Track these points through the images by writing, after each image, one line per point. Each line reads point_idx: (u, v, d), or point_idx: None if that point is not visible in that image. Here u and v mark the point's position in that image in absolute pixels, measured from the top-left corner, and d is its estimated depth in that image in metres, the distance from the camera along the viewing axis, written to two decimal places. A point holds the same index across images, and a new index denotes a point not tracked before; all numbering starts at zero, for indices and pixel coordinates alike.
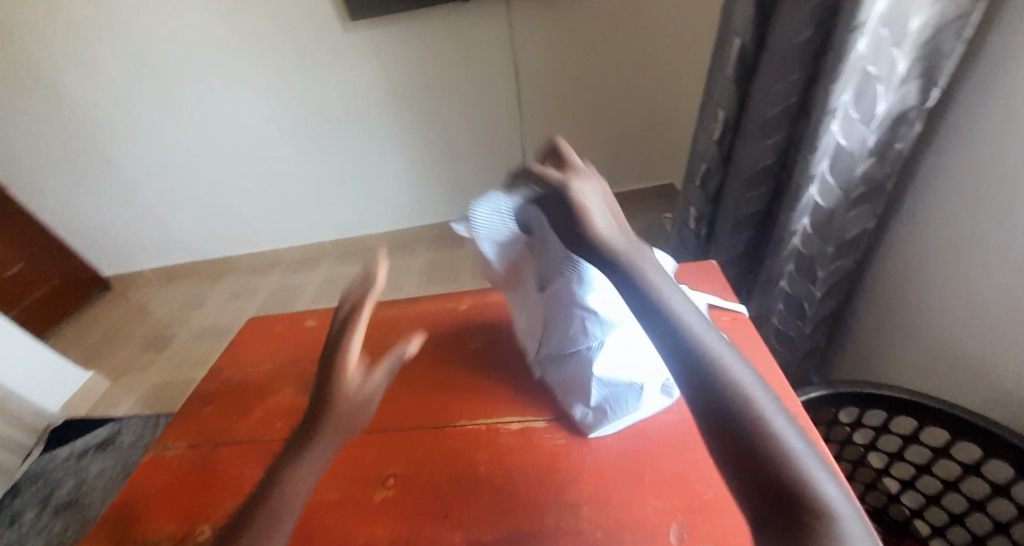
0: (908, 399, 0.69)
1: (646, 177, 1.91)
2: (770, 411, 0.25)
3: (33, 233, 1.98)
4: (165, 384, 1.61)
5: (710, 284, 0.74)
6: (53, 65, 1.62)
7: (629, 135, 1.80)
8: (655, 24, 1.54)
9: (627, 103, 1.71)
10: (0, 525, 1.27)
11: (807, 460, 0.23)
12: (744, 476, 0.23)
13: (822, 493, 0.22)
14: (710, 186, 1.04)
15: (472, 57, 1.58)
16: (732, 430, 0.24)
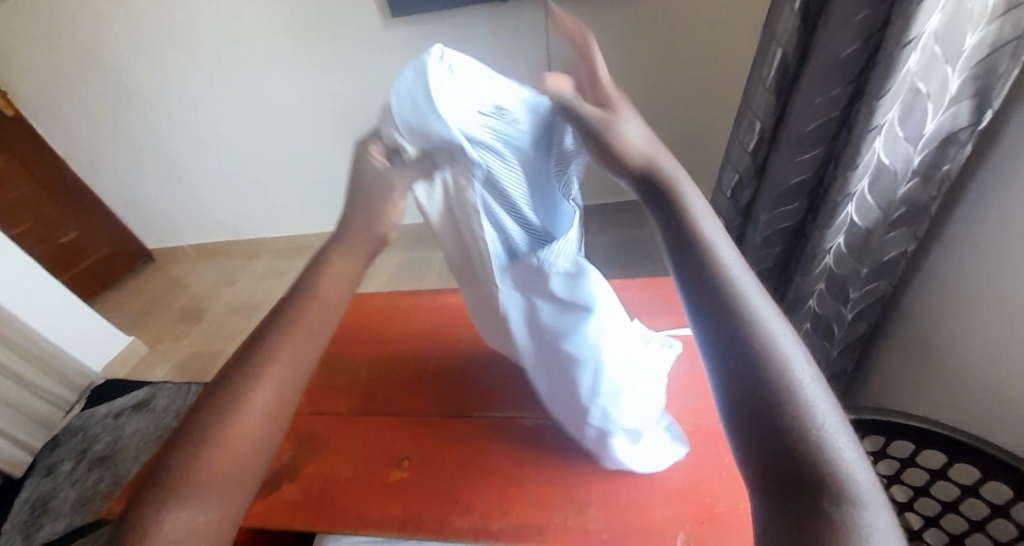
0: (938, 432, 0.67)
1: None
2: (814, 397, 0.20)
3: (87, 204, 2.11)
4: (197, 354, 1.70)
5: None
6: (114, 47, 1.72)
7: (662, 141, 1.77)
8: (695, 31, 1.52)
9: (662, 109, 1.69)
10: (41, 473, 1.36)
11: (845, 453, 0.19)
12: (765, 466, 0.19)
13: (856, 488, 0.18)
14: (741, 199, 1.02)
15: (507, 58, 1.59)
16: (765, 416, 0.20)
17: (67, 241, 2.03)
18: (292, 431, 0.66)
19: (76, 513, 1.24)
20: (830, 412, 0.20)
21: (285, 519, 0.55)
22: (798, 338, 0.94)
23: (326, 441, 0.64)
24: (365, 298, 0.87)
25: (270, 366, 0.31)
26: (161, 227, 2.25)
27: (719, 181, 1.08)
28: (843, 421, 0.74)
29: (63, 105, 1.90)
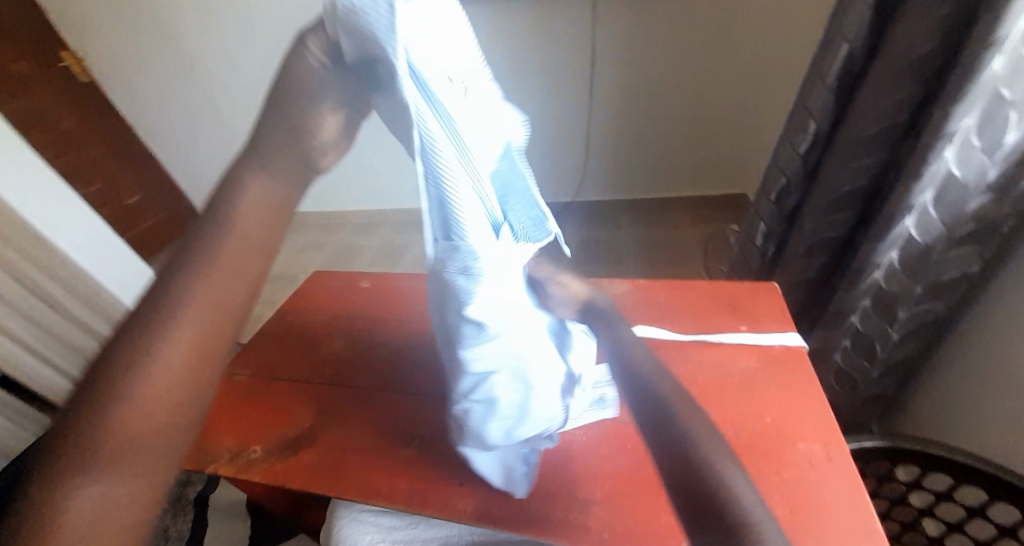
0: (983, 470, 0.62)
1: (719, 185, 1.81)
2: (707, 448, 0.32)
3: (148, 168, 2.25)
4: None
5: (768, 307, 0.70)
6: (179, 20, 1.81)
7: (708, 138, 1.70)
8: (754, 20, 1.43)
9: (711, 103, 1.62)
10: None
11: (730, 477, 0.30)
12: (680, 493, 0.30)
13: (739, 504, 0.28)
14: (787, 203, 0.97)
15: (552, 42, 1.55)
16: (677, 460, 0.32)
17: (132, 201, 2.19)
18: (314, 399, 0.69)
19: None
20: (716, 453, 0.32)
21: (303, 481, 0.58)
22: (835, 355, 0.88)
23: (345, 411, 0.66)
24: (392, 277, 0.89)
25: (173, 335, 0.27)
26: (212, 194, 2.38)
27: (763, 183, 1.03)
28: (874, 446, 0.70)
29: (133, 74, 2.03)
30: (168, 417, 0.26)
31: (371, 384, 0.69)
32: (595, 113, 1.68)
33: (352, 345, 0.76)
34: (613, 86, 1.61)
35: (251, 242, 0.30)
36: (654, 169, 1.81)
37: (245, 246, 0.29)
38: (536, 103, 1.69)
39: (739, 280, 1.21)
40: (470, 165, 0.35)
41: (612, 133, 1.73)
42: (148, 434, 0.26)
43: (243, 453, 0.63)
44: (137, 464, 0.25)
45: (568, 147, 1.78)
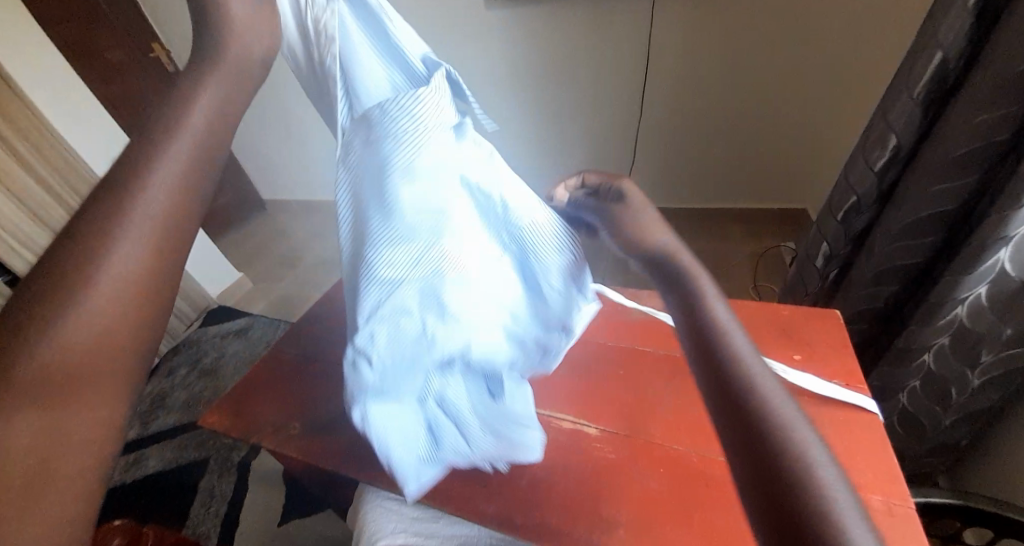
0: None
1: (774, 196, 1.72)
2: (803, 437, 0.28)
3: None
4: (288, 297, 1.91)
5: (826, 336, 0.65)
6: None
7: (768, 148, 1.61)
8: (831, 24, 1.33)
9: (777, 112, 1.53)
10: (162, 373, 1.65)
11: (822, 473, 0.26)
12: (757, 486, 0.27)
13: (827, 500, 0.25)
14: (855, 224, 0.89)
15: (607, 42, 1.50)
16: (755, 448, 0.28)
17: None
18: None
19: (185, 412, 1.52)
20: (814, 447, 0.28)
21: (333, 464, 0.60)
22: (902, 396, 0.82)
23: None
24: None
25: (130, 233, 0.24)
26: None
27: (830, 200, 0.95)
28: (944, 503, 0.62)
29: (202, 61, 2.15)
30: (102, 344, 0.23)
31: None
32: (647, 115, 1.63)
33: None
34: (668, 89, 1.55)
35: (191, 160, 0.27)
36: (706, 178, 1.74)
37: (187, 163, 0.27)
38: (586, 104, 1.65)
39: (793, 300, 1.13)
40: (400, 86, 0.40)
41: (664, 138, 1.67)
42: (78, 367, 0.22)
43: (284, 429, 0.66)
44: (89, 393, 0.23)
45: (616, 149, 1.73)
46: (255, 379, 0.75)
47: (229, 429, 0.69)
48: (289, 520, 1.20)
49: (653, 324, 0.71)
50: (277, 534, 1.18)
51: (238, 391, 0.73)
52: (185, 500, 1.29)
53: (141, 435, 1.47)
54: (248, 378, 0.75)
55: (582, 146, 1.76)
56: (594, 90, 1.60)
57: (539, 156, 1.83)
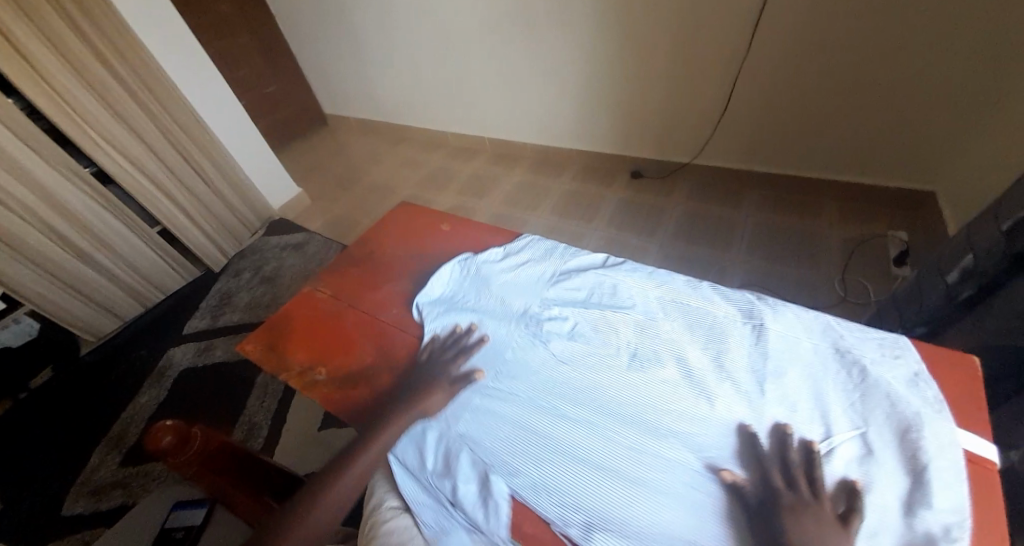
0: None
1: (877, 174, 1.52)
2: None
3: (291, 72, 2.61)
4: (342, 217, 2.15)
5: (941, 390, 0.52)
6: None
7: (886, 121, 1.40)
8: None
9: (905, 86, 1.31)
10: (230, 274, 1.95)
11: None
12: None
13: None
14: (1007, 243, 0.64)
15: (691, 25, 1.47)
16: None
17: (268, 91, 2.52)
18: (377, 336, 0.73)
19: (248, 312, 1.75)
20: None
21: (343, 405, 0.64)
22: (1012, 453, 0.64)
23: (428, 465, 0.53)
24: (476, 227, 0.88)
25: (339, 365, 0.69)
26: (348, 98, 2.67)
27: (999, 203, 0.69)
28: None
29: None
30: None
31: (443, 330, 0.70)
32: (741, 71, 1.50)
33: (435, 292, 0.76)
34: (767, 45, 1.40)
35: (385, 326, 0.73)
36: (795, 147, 1.60)
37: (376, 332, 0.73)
38: (663, 61, 1.60)
39: (889, 309, 0.93)
40: (680, 418, 0.54)
41: (752, 100, 1.55)
42: None
43: (309, 371, 0.69)
44: None
45: (690, 106, 1.67)
46: (290, 315, 0.78)
47: (261, 361, 0.72)
48: (328, 427, 1.29)
49: (776, 353, 0.57)
50: (316, 438, 1.28)
51: (274, 322, 0.78)
52: (241, 393, 1.44)
53: (211, 326, 1.72)
54: (284, 311, 0.79)
55: (657, 105, 1.73)
56: (670, 61, 1.59)
57: (601, 103, 1.85)
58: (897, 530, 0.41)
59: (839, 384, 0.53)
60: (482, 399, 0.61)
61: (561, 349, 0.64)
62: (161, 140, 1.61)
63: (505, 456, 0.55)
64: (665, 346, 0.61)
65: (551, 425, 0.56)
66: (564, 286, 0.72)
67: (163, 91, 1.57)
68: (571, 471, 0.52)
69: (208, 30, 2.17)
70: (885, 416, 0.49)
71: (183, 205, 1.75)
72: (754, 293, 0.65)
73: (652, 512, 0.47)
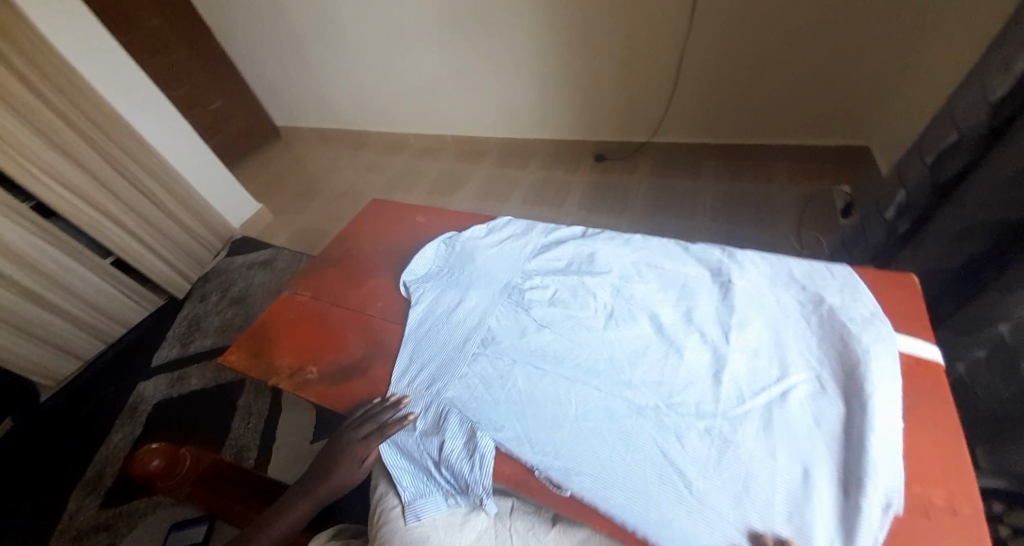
0: None
1: (820, 135, 1.63)
2: None
3: (236, 87, 2.52)
4: (309, 229, 2.10)
5: (891, 310, 0.57)
6: None
7: (822, 84, 1.49)
8: None
9: (834, 49, 1.41)
10: (196, 298, 1.88)
11: None
12: None
13: None
14: (934, 176, 0.71)
15: (635, 9, 1.52)
16: None
17: (215, 107, 2.43)
18: (364, 329, 0.73)
19: (220, 335, 1.70)
20: None
21: (338, 399, 0.64)
22: (960, 364, 0.71)
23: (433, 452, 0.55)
24: (450, 215, 0.90)
25: (329, 362, 0.69)
26: (301, 108, 2.61)
27: (919, 141, 0.77)
28: None
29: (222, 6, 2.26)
30: None
31: (427, 312, 0.71)
32: (686, 49, 1.56)
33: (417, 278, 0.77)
34: (707, 23, 1.48)
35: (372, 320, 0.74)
36: (742, 116, 1.68)
37: (364, 327, 0.73)
38: (612, 45, 1.65)
39: (842, 253, 1.00)
40: (652, 364, 0.56)
41: (699, 76, 1.62)
42: None
43: (299, 371, 0.68)
44: None
45: (642, 87, 1.73)
46: (271, 320, 0.77)
47: (247, 369, 0.71)
48: (321, 439, 1.27)
49: (741, 295, 0.60)
50: (310, 450, 1.25)
51: (255, 330, 0.76)
52: (224, 416, 1.40)
53: (182, 354, 1.65)
54: (265, 318, 0.78)
55: (612, 89, 1.79)
56: (619, 45, 1.64)
57: (557, 92, 1.89)
58: (845, 454, 0.43)
59: (800, 326, 0.55)
60: (469, 365, 0.63)
61: (541, 314, 0.66)
62: (103, 165, 1.53)
63: (487, 413, 0.57)
64: (639, 304, 0.63)
65: (532, 383, 0.58)
66: (545, 258, 0.74)
67: (99, 113, 1.49)
68: (550, 422, 0.54)
69: (141, 48, 2.07)
70: (837, 352, 0.51)
71: (136, 233, 1.67)
72: (722, 251, 0.67)
73: (624, 450, 0.49)
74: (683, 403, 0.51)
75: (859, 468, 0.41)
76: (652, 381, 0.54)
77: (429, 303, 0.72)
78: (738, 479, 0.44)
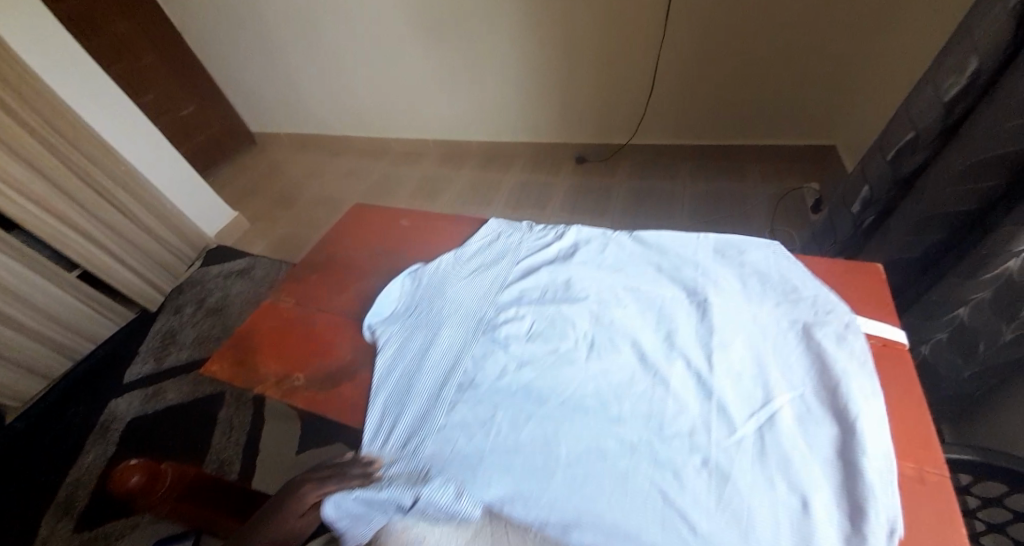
0: None
1: (790, 135, 1.70)
2: None
3: (208, 93, 2.46)
4: (289, 236, 2.06)
5: (860, 296, 0.60)
6: None
7: (789, 87, 1.57)
8: None
9: (799, 53, 1.47)
10: (170, 310, 1.82)
11: None
12: None
13: None
14: (894, 171, 0.76)
15: (613, 13, 1.56)
16: None
17: (186, 114, 2.36)
18: (352, 333, 0.72)
19: (197, 347, 1.65)
20: None
21: (329, 407, 0.63)
22: (925, 346, 0.74)
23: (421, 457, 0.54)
24: (435, 218, 0.90)
25: (318, 367, 0.68)
26: (277, 114, 2.57)
27: (880, 138, 0.81)
28: (963, 460, 0.57)
29: (193, 10, 2.20)
30: None
31: (394, 346, 0.66)
32: (661, 52, 1.61)
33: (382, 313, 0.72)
34: (682, 27, 1.52)
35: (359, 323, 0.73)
36: (716, 117, 1.73)
37: (352, 330, 0.73)
38: (591, 50, 1.69)
39: (811, 247, 1.05)
40: (639, 398, 0.53)
41: (674, 79, 1.67)
42: None
43: (287, 379, 0.67)
44: None
45: (620, 89, 1.77)
46: (254, 329, 0.76)
47: (230, 379, 0.69)
48: (306, 449, 1.25)
49: (724, 318, 0.57)
50: (295, 462, 1.23)
51: (237, 341, 0.75)
52: (204, 431, 1.36)
53: (156, 369, 1.59)
54: (247, 327, 0.76)
55: (590, 94, 1.82)
56: (597, 49, 1.67)
57: (538, 95, 1.91)
58: (844, 483, 0.42)
59: (783, 348, 0.53)
60: (445, 412, 0.57)
61: (517, 347, 0.61)
62: (68, 175, 1.47)
63: (471, 461, 0.52)
64: (619, 331, 0.59)
65: (516, 427, 0.54)
66: (516, 285, 0.69)
67: (63, 120, 1.44)
68: (540, 469, 0.50)
69: (108, 53, 2.01)
70: (821, 376, 0.50)
71: (105, 244, 1.61)
72: (695, 269, 0.64)
73: (621, 494, 0.46)
74: (677, 440, 0.49)
75: (860, 499, 0.40)
76: (642, 417, 0.51)
77: (396, 338, 0.67)
78: (743, 521, 0.42)
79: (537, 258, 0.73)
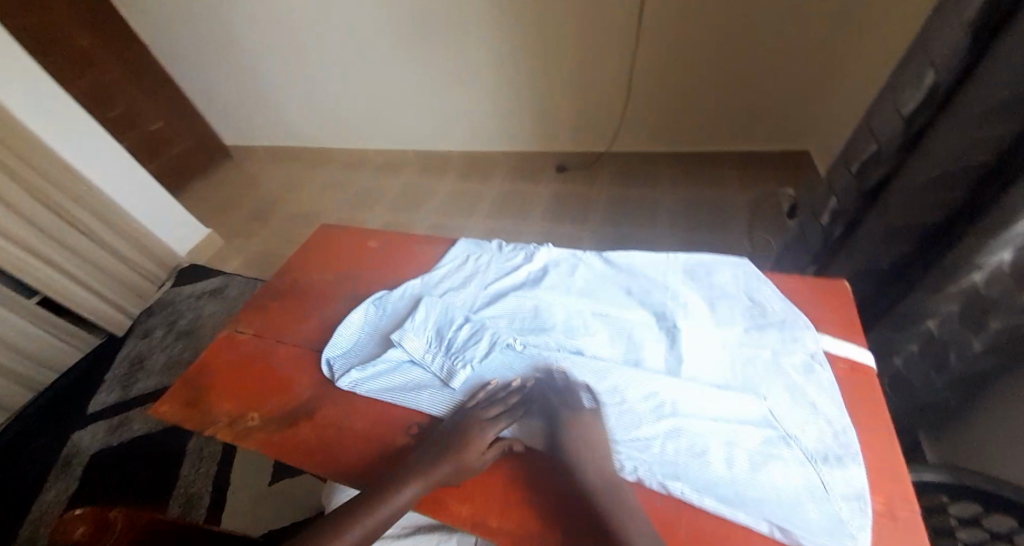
0: None
1: (766, 141, 1.71)
2: None
3: (178, 106, 2.39)
4: (264, 253, 2.00)
5: (827, 315, 0.59)
6: None
7: (764, 93, 1.58)
8: None
9: (771, 59, 1.49)
10: (138, 334, 1.74)
11: None
12: None
13: None
14: (861, 183, 0.76)
15: (589, 21, 1.55)
16: None
17: (155, 129, 2.29)
18: (313, 368, 0.69)
19: (166, 374, 1.58)
20: None
21: (283, 451, 0.59)
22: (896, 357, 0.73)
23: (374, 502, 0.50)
24: (405, 238, 0.87)
25: (275, 406, 0.64)
26: (252, 126, 2.51)
27: (845, 150, 0.81)
28: (935, 480, 0.56)
29: (160, 23, 2.14)
30: None
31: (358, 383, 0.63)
32: (635, 60, 1.61)
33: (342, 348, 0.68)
34: (658, 35, 1.53)
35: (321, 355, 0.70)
36: (693, 122, 1.74)
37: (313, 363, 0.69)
38: (568, 59, 1.68)
39: (786, 256, 1.05)
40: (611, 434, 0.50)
41: (651, 86, 1.67)
42: None
43: (242, 420, 0.63)
44: None
45: (598, 97, 1.76)
46: (210, 365, 0.72)
47: (182, 420, 0.65)
48: (280, 479, 1.20)
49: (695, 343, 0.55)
50: (268, 493, 1.18)
51: (190, 379, 0.70)
52: (171, 465, 1.29)
53: (122, 398, 1.52)
54: (203, 363, 0.72)
55: (569, 102, 1.82)
56: (574, 58, 1.67)
57: (517, 103, 1.89)
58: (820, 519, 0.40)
59: (755, 375, 0.51)
60: None
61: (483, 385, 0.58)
62: (27, 197, 1.40)
63: None
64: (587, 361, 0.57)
65: None
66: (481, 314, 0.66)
67: (19, 140, 1.38)
68: None
69: (70, 68, 1.94)
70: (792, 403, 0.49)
71: (68, 268, 1.54)
72: (664, 292, 0.63)
73: None
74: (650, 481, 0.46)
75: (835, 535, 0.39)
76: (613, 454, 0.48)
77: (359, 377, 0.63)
78: None
79: (507, 281, 0.71)
